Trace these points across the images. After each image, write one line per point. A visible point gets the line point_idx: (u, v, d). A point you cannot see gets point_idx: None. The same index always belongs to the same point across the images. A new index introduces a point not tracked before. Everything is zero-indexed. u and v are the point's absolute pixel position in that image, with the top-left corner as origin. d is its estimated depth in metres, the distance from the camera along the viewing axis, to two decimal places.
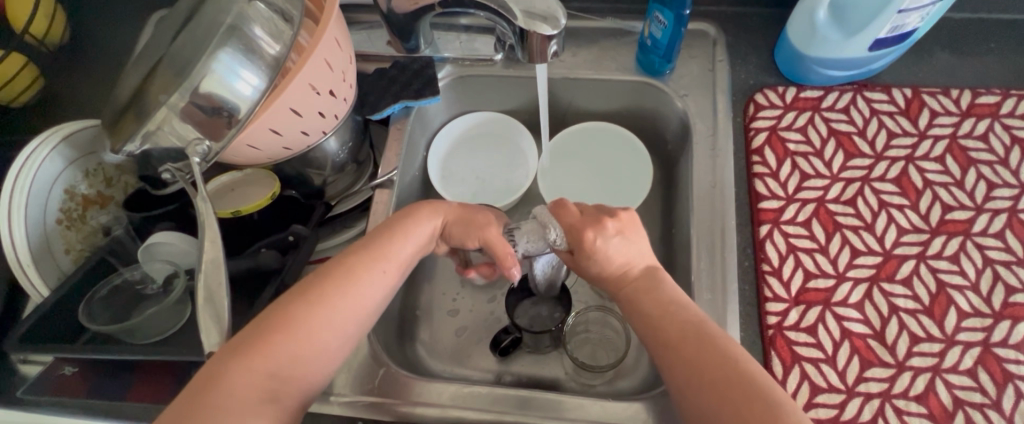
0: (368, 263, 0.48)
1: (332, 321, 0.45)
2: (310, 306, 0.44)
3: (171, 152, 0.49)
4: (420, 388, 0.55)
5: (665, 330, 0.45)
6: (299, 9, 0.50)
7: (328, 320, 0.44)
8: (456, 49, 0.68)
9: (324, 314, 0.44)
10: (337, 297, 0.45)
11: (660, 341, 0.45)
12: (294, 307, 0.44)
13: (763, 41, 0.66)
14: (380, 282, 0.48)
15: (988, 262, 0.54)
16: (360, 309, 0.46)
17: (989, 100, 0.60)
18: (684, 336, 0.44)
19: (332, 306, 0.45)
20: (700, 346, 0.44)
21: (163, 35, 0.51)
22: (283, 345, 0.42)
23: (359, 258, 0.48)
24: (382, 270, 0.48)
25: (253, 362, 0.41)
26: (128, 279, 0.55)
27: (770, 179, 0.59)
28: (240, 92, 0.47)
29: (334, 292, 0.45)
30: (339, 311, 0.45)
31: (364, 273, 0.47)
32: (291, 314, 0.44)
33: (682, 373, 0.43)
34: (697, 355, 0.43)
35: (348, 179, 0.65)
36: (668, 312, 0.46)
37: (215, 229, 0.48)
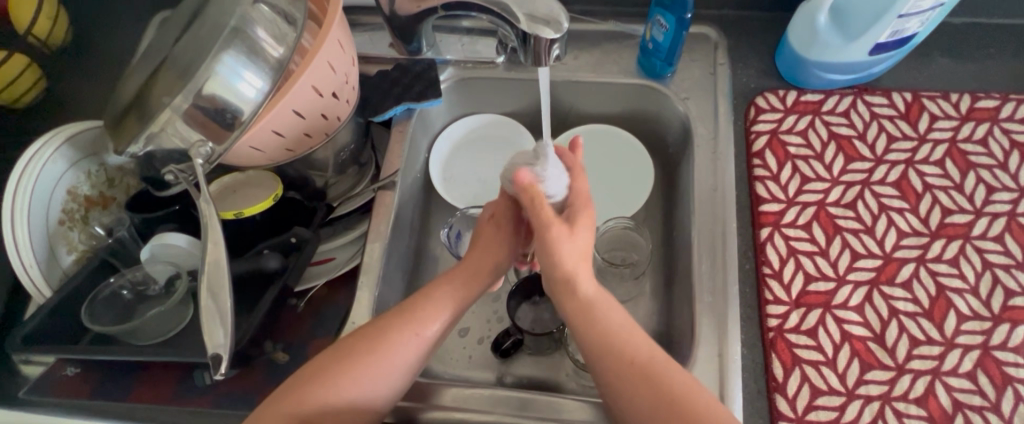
0: (398, 330, 0.49)
1: (360, 385, 0.46)
2: (340, 370, 0.47)
3: (174, 154, 0.49)
4: (444, 390, 0.55)
5: (611, 357, 0.45)
6: (302, 12, 0.50)
7: (360, 384, 0.47)
8: (459, 51, 0.68)
9: (353, 379, 0.46)
10: (366, 357, 0.47)
11: (603, 366, 0.46)
12: (329, 370, 0.47)
13: (763, 45, 0.66)
14: (411, 344, 0.48)
15: (987, 266, 0.54)
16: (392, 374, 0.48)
17: (988, 104, 0.61)
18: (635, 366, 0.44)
19: (363, 371, 0.47)
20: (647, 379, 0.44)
21: (166, 37, 0.51)
22: (315, 403, 0.45)
23: (391, 324, 0.49)
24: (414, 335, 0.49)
25: (284, 407, 0.45)
26: (131, 280, 0.56)
27: (771, 182, 0.59)
28: (244, 94, 0.47)
29: (364, 357, 0.47)
30: (365, 368, 0.47)
31: (394, 337, 0.48)
32: (326, 376, 0.47)
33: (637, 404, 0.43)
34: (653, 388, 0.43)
35: (349, 181, 0.65)
36: (606, 335, 0.46)
37: (218, 231, 0.48)
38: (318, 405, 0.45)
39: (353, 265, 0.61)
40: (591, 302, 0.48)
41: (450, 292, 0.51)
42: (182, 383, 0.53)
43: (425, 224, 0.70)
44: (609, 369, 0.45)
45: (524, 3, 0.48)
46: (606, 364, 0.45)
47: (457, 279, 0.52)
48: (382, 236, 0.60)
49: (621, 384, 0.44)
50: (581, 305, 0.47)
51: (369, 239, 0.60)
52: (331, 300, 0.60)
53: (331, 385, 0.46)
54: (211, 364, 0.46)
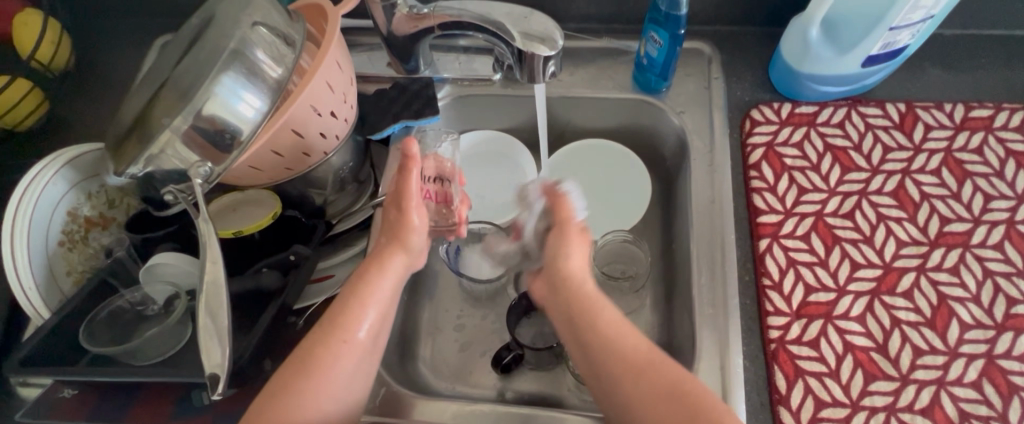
0: (329, 338, 0.46)
1: (311, 395, 0.45)
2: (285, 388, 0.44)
3: (173, 175, 0.50)
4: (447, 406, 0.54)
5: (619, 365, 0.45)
6: (300, 34, 0.52)
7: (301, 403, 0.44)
8: (455, 69, 0.69)
9: (296, 397, 0.44)
10: (310, 370, 0.45)
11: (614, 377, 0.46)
12: (275, 391, 0.45)
13: (757, 58, 0.67)
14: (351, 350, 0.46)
15: (988, 275, 0.54)
16: (335, 385, 0.46)
17: (982, 113, 0.61)
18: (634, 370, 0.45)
19: (305, 387, 0.45)
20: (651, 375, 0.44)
21: (166, 60, 0.52)
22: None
23: (324, 331, 0.47)
24: (346, 341, 0.46)
25: None
26: (130, 300, 0.55)
27: (768, 193, 0.59)
28: (243, 114, 0.48)
29: (301, 372, 0.45)
30: (318, 381, 0.45)
31: (332, 345, 0.46)
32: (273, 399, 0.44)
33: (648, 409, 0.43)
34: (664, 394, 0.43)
35: (348, 198, 0.66)
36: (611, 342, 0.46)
37: (217, 250, 0.47)
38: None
39: None
40: (606, 326, 0.47)
41: (382, 286, 0.49)
42: (180, 403, 0.53)
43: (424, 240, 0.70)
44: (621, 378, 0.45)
45: (520, 23, 0.49)
46: (620, 376, 0.45)
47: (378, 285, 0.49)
48: None
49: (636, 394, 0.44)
50: (590, 319, 0.48)
51: None
52: None
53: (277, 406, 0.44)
54: (209, 384, 0.45)
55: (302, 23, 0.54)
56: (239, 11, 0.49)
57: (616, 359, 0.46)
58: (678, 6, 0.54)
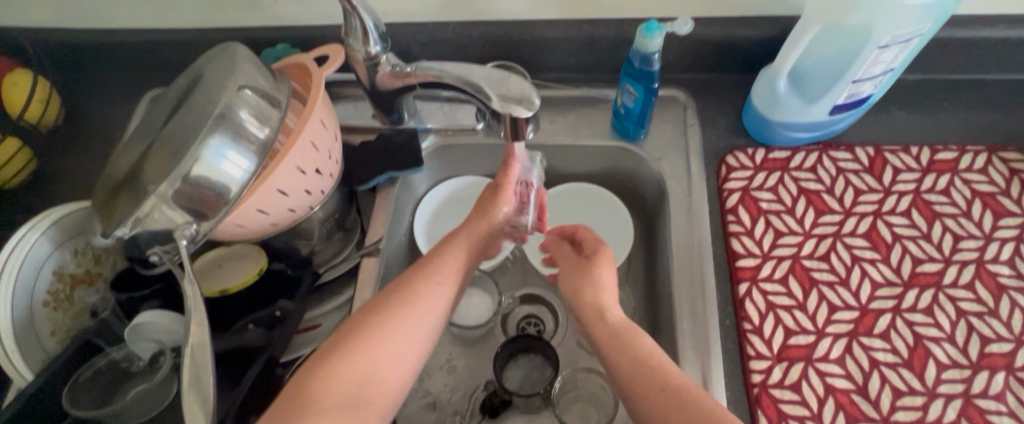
0: (423, 283, 0.53)
1: (400, 329, 0.50)
2: (377, 320, 0.50)
3: (160, 235, 0.51)
4: None
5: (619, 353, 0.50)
6: (285, 94, 0.54)
7: (390, 334, 0.50)
8: (440, 119, 0.71)
9: (390, 327, 0.50)
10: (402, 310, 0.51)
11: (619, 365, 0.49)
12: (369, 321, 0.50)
13: (730, 105, 0.69)
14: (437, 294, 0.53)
15: (961, 314, 0.55)
16: (421, 324, 0.51)
17: (947, 156, 0.63)
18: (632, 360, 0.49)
19: (396, 321, 0.50)
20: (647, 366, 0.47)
21: (153, 122, 0.53)
22: (356, 356, 0.48)
23: (416, 278, 0.54)
24: (437, 288, 0.54)
25: (341, 366, 0.47)
26: (114, 359, 0.55)
27: (746, 237, 0.60)
28: (229, 177, 0.49)
29: (396, 307, 0.51)
30: (408, 318, 0.51)
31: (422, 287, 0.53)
32: (363, 327, 0.49)
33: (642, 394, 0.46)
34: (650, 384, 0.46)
35: (335, 246, 0.66)
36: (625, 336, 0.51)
37: (202, 312, 0.48)
38: (359, 358, 0.48)
39: None
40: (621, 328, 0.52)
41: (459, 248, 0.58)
42: None
43: None
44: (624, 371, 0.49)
45: (497, 85, 0.50)
46: (619, 357, 0.49)
47: (463, 240, 0.59)
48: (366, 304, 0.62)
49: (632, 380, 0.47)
50: (605, 322, 0.53)
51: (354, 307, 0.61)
52: None
53: (368, 334, 0.49)
54: None
55: (286, 82, 0.55)
56: (225, 75, 0.51)
57: (635, 364, 0.48)
58: (652, 62, 0.56)
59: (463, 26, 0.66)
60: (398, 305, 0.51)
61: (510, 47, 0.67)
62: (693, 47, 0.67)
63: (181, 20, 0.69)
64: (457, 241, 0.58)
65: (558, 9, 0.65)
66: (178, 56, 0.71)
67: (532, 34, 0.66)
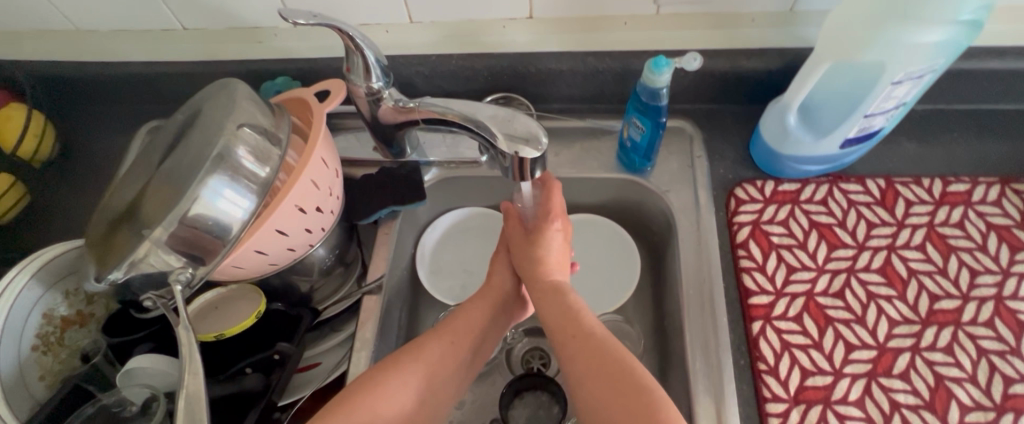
0: (435, 339, 0.54)
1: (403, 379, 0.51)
2: (383, 376, 0.51)
3: (154, 279, 0.49)
4: None
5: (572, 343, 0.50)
6: (285, 131, 0.53)
7: (398, 390, 0.50)
8: (443, 152, 0.69)
9: (395, 381, 0.51)
10: (402, 359, 0.52)
11: (569, 357, 0.50)
12: (377, 375, 0.51)
13: (738, 136, 0.68)
14: (444, 345, 0.54)
15: (982, 353, 0.54)
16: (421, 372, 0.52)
17: (960, 188, 0.62)
18: (584, 350, 0.49)
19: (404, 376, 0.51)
20: (602, 359, 0.48)
21: (149, 161, 0.52)
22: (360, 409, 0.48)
23: (429, 336, 0.54)
24: (447, 344, 0.54)
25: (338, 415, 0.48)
26: (106, 405, 0.53)
27: (758, 273, 0.59)
28: (228, 217, 0.48)
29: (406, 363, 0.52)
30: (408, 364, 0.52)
31: (431, 341, 0.54)
32: (370, 382, 0.50)
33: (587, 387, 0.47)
34: (599, 378, 0.47)
35: (335, 283, 0.64)
36: (580, 324, 0.51)
37: (196, 359, 0.46)
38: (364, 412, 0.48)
39: (337, 373, 0.59)
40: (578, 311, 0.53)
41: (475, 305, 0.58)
42: None
43: (413, 321, 0.69)
44: (573, 362, 0.49)
45: (504, 124, 0.50)
46: (569, 347, 0.50)
47: (484, 299, 0.59)
48: (367, 344, 0.59)
49: (581, 372, 0.48)
50: (564, 310, 0.53)
51: (355, 348, 0.59)
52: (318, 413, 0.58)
53: (376, 389, 0.49)
54: None
55: (287, 117, 0.54)
56: (224, 114, 0.49)
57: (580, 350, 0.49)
58: (660, 97, 0.55)
59: (464, 58, 0.65)
60: (405, 360, 0.52)
61: (514, 79, 0.66)
62: (699, 78, 0.66)
63: (180, 53, 0.68)
64: (475, 297, 0.59)
65: (562, 41, 0.64)
66: (177, 87, 0.70)
67: (536, 66, 0.65)
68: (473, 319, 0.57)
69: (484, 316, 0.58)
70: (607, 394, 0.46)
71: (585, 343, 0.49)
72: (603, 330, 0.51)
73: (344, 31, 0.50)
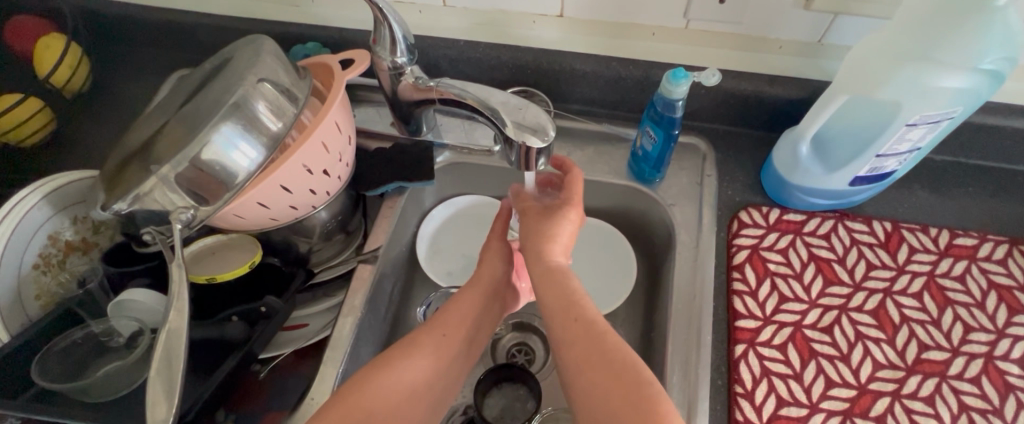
0: (428, 334, 0.53)
1: (401, 376, 0.49)
2: (383, 366, 0.49)
3: (156, 216, 0.50)
4: None
5: (565, 326, 0.48)
6: (304, 91, 0.54)
7: (398, 383, 0.49)
8: (457, 137, 0.70)
9: (394, 373, 0.49)
10: (400, 353, 0.51)
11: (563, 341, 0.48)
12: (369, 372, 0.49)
13: (750, 160, 0.68)
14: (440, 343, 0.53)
15: (964, 408, 0.53)
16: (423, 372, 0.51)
17: (966, 241, 0.62)
18: (576, 334, 0.47)
19: (399, 373, 0.49)
20: (611, 361, 0.45)
21: (171, 102, 0.54)
22: (362, 398, 0.47)
23: (424, 333, 0.53)
24: (441, 338, 0.53)
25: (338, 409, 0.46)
26: (93, 332, 0.56)
27: (748, 298, 0.59)
28: (235, 162, 0.49)
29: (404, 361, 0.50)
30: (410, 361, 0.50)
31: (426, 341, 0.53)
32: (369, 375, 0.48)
33: (584, 369, 0.46)
34: (596, 366, 0.45)
35: (335, 248, 0.66)
36: (573, 308, 0.49)
37: (184, 301, 0.48)
38: (366, 401, 0.47)
39: (323, 335, 0.61)
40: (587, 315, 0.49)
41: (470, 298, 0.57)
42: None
43: (404, 298, 0.70)
44: (565, 344, 0.48)
45: (514, 113, 0.51)
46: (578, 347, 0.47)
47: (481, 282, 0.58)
48: (355, 311, 0.60)
49: (578, 355, 0.47)
50: (561, 292, 0.51)
51: (342, 313, 0.60)
52: (297, 370, 0.60)
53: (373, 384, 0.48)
54: None
55: (308, 79, 0.55)
56: (247, 66, 0.51)
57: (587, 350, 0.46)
58: (675, 109, 0.56)
59: (491, 48, 0.66)
60: (403, 354, 0.51)
61: (537, 74, 0.67)
62: (720, 97, 0.66)
63: (219, 7, 0.70)
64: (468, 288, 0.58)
65: (589, 44, 0.64)
66: (211, 39, 0.72)
67: (559, 64, 0.65)
68: (466, 308, 0.56)
69: (480, 304, 0.57)
70: (602, 379, 0.44)
71: (591, 342, 0.47)
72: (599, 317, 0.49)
73: (375, 3, 0.50)
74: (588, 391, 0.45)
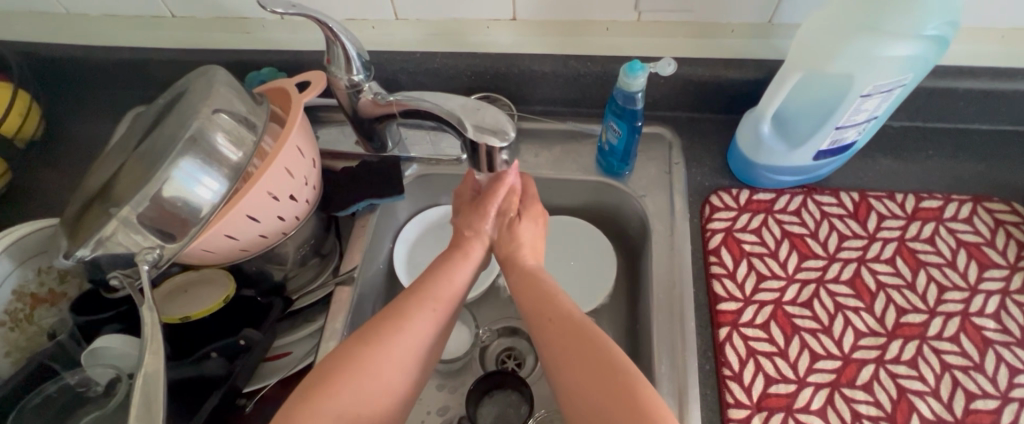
0: (418, 306, 0.51)
1: (382, 363, 0.47)
2: (366, 351, 0.47)
3: (121, 259, 0.49)
4: None
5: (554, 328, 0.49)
6: (262, 118, 0.53)
7: (382, 368, 0.46)
8: (423, 149, 0.70)
9: (382, 357, 0.47)
10: (382, 335, 0.48)
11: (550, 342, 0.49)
12: (355, 353, 0.47)
13: (716, 144, 0.69)
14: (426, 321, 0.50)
15: (946, 368, 0.54)
16: (410, 353, 0.48)
17: (932, 204, 0.63)
18: (567, 335, 0.48)
19: (388, 354, 0.47)
20: (598, 357, 0.45)
21: (128, 142, 0.53)
22: (347, 390, 0.45)
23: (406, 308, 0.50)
24: (431, 313, 0.51)
25: (318, 403, 0.44)
26: (68, 384, 0.54)
27: (727, 280, 0.59)
28: (198, 195, 0.48)
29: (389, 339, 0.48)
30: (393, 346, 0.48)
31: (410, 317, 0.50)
32: (353, 359, 0.46)
33: (568, 364, 0.46)
34: (584, 363, 0.45)
35: (311, 272, 0.65)
36: (563, 312, 0.50)
37: (158, 341, 0.47)
38: (351, 392, 0.45)
39: (305, 364, 0.60)
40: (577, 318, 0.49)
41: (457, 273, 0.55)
42: None
43: None
44: (554, 344, 0.48)
45: (475, 118, 0.51)
46: (566, 347, 0.47)
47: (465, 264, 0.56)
48: (336, 334, 0.59)
49: (561, 351, 0.47)
50: (546, 296, 0.52)
51: (323, 338, 0.59)
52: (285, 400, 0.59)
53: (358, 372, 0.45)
54: None
55: (266, 106, 0.54)
56: (201, 98, 0.50)
57: (575, 351, 0.46)
58: (635, 101, 0.56)
59: (448, 57, 0.65)
60: (392, 329, 0.49)
61: (497, 79, 0.67)
62: (679, 85, 0.66)
63: (165, 40, 0.69)
64: (455, 264, 0.56)
65: (545, 44, 0.64)
66: (163, 75, 0.70)
67: (519, 67, 0.65)
68: (452, 284, 0.54)
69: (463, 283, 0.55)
70: (588, 375, 0.44)
71: (580, 341, 0.47)
72: (577, 312, 0.50)
73: (324, 23, 0.49)
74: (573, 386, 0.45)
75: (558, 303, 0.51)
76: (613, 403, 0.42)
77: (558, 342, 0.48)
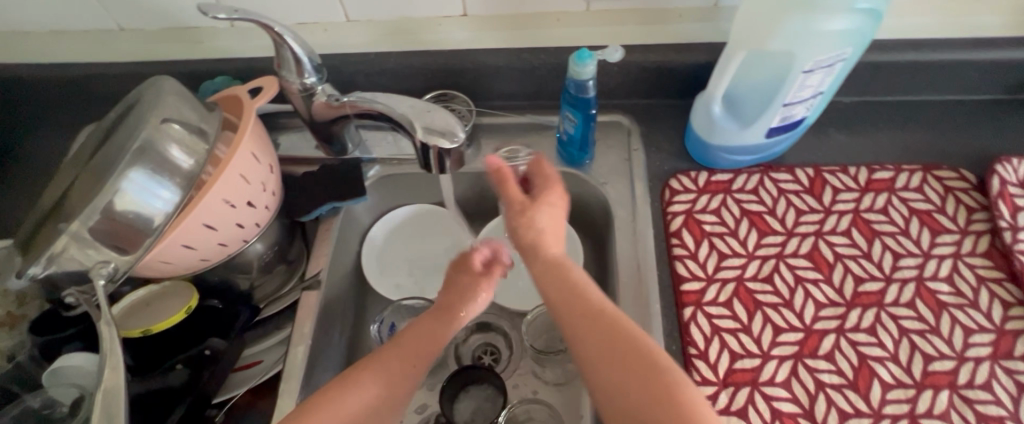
0: (382, 355, 0.50)
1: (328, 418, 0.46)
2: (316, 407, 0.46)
3: (75, 275, 0.48)
4: None
5: (583, 324, 0.47)
6: (215, 125, 0.52)
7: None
8: (383, 149, 0.69)
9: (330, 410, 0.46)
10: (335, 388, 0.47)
11: (579, 338, 0.46)
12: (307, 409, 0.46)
13: (673, 129, 0.70)
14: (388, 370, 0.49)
15: (904, 333, 0.55)
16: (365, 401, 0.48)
17: (884, 175, 0.64)
18: (598, 330, 0.46)
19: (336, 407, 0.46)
20: (635, 357, 0.44)
21: (80, 156, 0.52)
22: None
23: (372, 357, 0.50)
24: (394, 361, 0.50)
25: None
26: (29, 407, 0.53)
27: (690, 260, 0.60)
28: (150, 206, 0.47)
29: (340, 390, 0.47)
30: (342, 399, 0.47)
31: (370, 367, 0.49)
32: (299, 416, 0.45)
33: (599, 365, 0.44)
34: (624, 363, 0.44)
35: (278, 279, 0.64)
36: (590, 304, 0.48)
37: (117, 356, 0.46)
38: None
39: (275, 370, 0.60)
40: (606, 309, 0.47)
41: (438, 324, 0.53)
42: None
43: (358, 318, 0.69)
44: (582, 336, 0.46)
45: (424, 117, 0.51)
46: (597, 345, 0.45)
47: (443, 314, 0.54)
48: (304, 338, 0.59)
49: (592, 347, 0.45)
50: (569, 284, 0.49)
51: (292, 343, 0.59)
52: (257, 408, 0.59)
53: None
54: None
55: (219, 112, 0.54)
56: (149, 108, 0.49)
57: (610, 350, 0.44)
58: (587, 89, 0.56)
59: (402, 56, 0.65)
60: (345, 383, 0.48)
61: (453, 76, 0.67)
62: (633, 73, 0.67)
63: (114, 54, 0.68)
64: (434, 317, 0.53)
65: (496, 39, 0.65)
66: (115, 90, 0.70)
67: (473, 63, 0.65)
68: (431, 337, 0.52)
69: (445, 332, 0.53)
70: (630, 376, 0.43)
71: (612, 339, 0.45)
72: (608, 304, 0.48)
73: (270, 27, 0.49)
74: (606, 388, 0.44)
75: (584, 296, 0.48)
76: (658, 411, 0.41)
77: (588, 339, 0.46)
